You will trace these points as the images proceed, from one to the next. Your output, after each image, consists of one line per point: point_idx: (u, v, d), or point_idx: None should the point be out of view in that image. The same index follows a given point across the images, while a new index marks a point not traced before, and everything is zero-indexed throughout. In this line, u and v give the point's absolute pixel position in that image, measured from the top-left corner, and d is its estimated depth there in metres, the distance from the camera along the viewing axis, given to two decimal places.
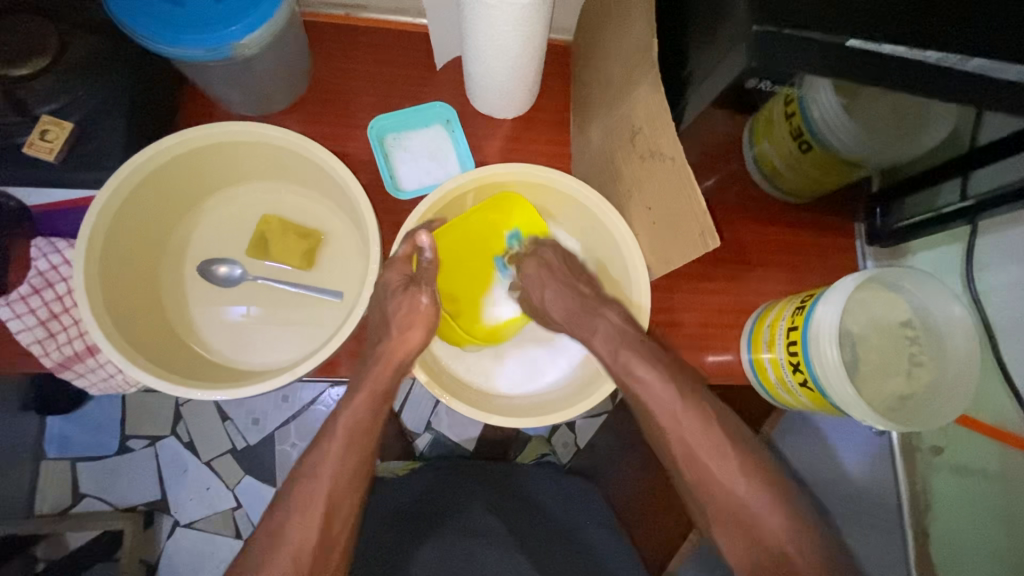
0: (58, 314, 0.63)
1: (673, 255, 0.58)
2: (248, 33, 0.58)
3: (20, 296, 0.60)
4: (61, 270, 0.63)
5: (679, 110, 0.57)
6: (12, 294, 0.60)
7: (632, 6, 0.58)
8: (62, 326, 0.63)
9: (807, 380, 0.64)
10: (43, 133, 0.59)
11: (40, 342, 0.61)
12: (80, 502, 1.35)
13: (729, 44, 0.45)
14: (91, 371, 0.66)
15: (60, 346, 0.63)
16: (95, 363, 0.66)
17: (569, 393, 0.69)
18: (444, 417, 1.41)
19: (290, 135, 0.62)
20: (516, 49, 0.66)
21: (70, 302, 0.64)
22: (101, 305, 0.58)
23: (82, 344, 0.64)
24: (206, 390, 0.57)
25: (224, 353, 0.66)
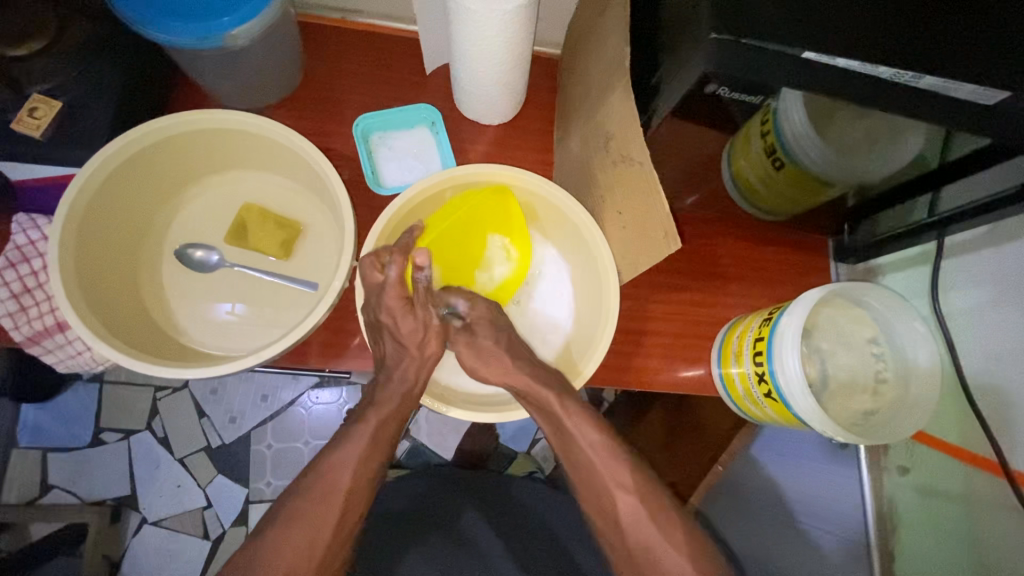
0: (31, 289, 0.64)
1: (640, 259, 0.59)
2: (241, 23, 0.60)
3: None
4: (39, 245, 0.64)
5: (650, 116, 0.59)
6: None
7: (611, 18, 0.61)
8: (34, 301, 0.64)
9: (771, 391, 0.64)
10: (31, 110, 0.59)
11: (11, 315, 0.62)
12: (47, 494, 1.33)
13: (694, 50, 0.47)
14: (60, 347, 0.67)
15: (30, 320, 0.63)
16: (65, 339, 0.66)
17: None
18: (424, 425, 1.41)
19: (274, 124, 0.63)
20: (501, 55, 0.68)
21: (44, 277, 0.64)
22: (74, 280, 0.58)
23: (51, 320, 0.64)
24: (169, 369, 0.57)
25: (195, 338, 0.66)
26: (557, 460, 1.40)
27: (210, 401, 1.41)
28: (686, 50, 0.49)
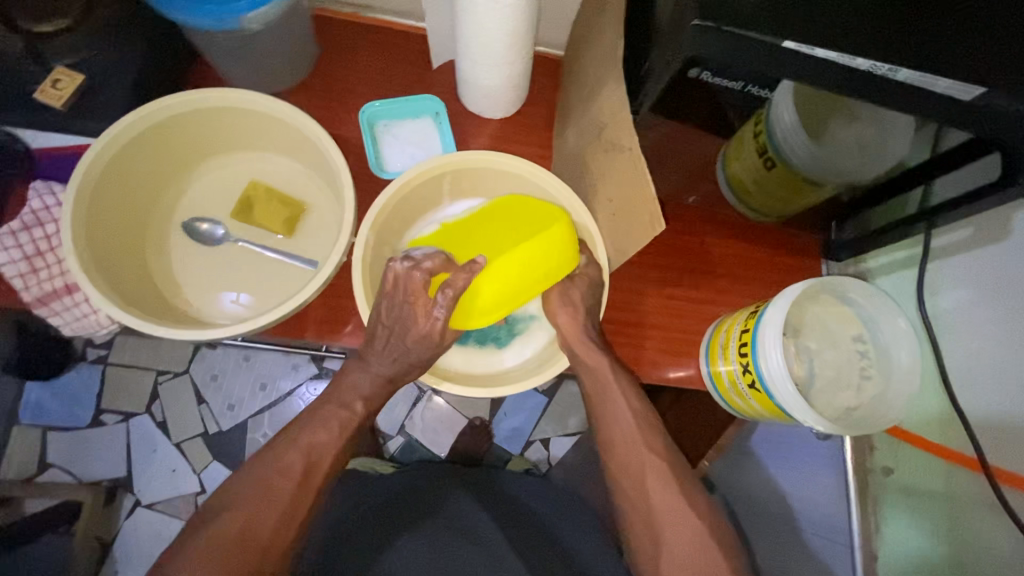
0: (43, 252, 0.70)
1: (628, 245, 0.61)
2: (252, 7, 0.63)
3: (11, 230, 0.68)
4: (51, 211, 0.70)
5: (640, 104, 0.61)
6: (5, 227, 0.68)
7: (608, 16, 0.63)
8: (44, 264, 0.71)
9: (754, 380, 0.65)
10: (56, 82, 0.64)
11: (20, 275, 0.69)
12: (45, 471, 1.35)
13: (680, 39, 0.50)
14: (66, 308, 0.76)
15: (39, 281, 0.70)
16: (69, 301, 0.75)
17: (528, 372, 0.72)
18: (419, 421, 1.42)
19: (282, 105, 0.66)
20: (503, 49, 0.71)
21: (54, 242, 0.71)
22: (85, 243, 0.61)
23: (59, 282, 0.72)
24: (168, 330, 0.59)
25: (195, 307, 0.69)
26: (549, 462, 1.41)
27: (209, 388, 1.43)
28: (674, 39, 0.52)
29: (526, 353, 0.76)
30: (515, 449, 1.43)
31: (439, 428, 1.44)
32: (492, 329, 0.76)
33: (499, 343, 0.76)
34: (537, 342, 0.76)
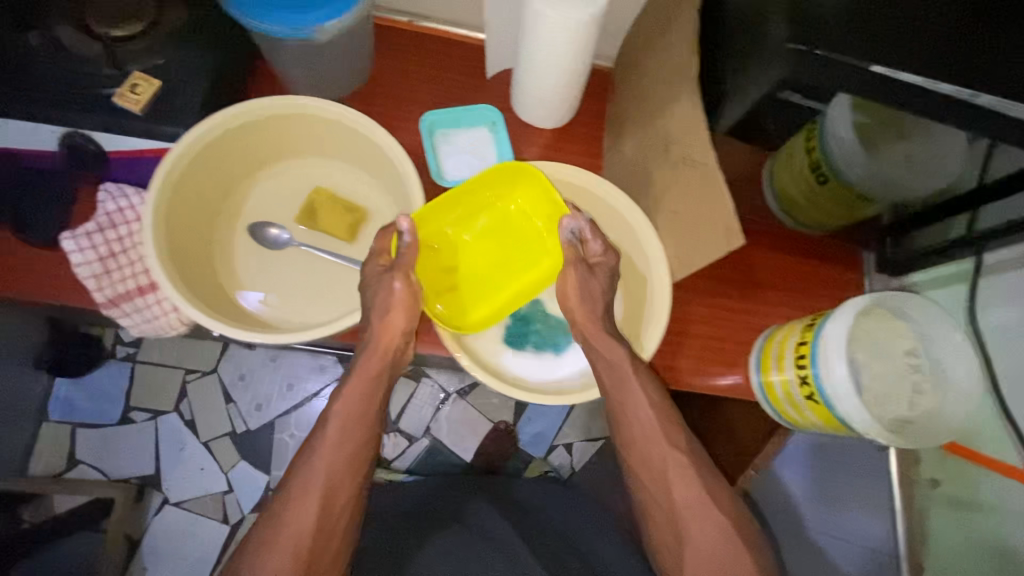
0: (116, 254, 0.66)
1: (695, 258, 0.62)
2: (329, 18, 0.64)
3: (86, 232, 0.65)
4: (123, 213, 0.68)
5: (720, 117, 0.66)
6: (80, 229, 0.65)
7: (677, 32, 0.65)
8: (118, 265, 0.66)
9: (813, 393, 0.67)
10: (132, 87, 0.64)
11: (95, 277, 0.65)
12: (74, 468, 1.36)
13: (770, 59, 0.54)
14: (138, 312, 0.67)
15: (113, 282, 0.66)
16: (144, 304, 0.67)
17: (589, 382, 0.71)
18: (444, 424, 1.43)
19: (354, 113, 0.67)
20: (566, 61, 0.72)
21: (129, 244, 0.67)
22: (163, 246, 0.62)
23: (135, 284, 0.67)
24: (248, 332, 0.60)
25: (261, 311, 0.70)
26: (573, 467, 1.42)
27: (237, 387, 1.44)
28: (765, 62, 0.54)
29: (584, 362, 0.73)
30: (539, 454, 1.43)
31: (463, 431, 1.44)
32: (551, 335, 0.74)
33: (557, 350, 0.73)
34: None
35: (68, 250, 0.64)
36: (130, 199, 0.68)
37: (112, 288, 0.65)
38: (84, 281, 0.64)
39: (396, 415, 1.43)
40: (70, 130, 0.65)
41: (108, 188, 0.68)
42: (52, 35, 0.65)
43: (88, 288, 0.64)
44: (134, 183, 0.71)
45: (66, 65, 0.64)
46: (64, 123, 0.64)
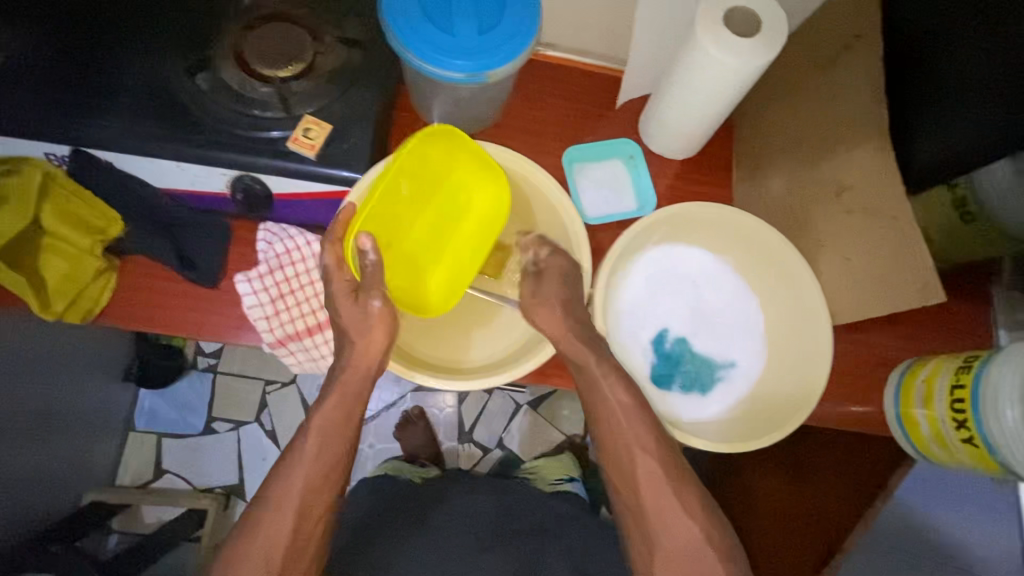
0: (285, 295, 0.68)
1: (871, 306, 0.63)
2: (503, 64, 0.63)
3: (259, 275, 0.68)
4: (288, 254, 0.69)
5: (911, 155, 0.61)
6: (253, 272, 0.67)
7: (847, 73, 0.63)
8: (287, 306, 0.68)
9: (973, 437, 0.66)
10: (306, 131, 0.64)
11: (266, 318, 0.67)
12: (161, 478, 1.37)
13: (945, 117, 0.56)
14: (305, 351, 0.69)
15: (283, 323, 0.68)
16: (312, 343, 0.69)
17: (748, 423, 0.71)
18: (517, 434, 1.34)
19: (518, 159, 0.72)
20: (721, 101, 0.70)
21: (296, 285, 0.69)
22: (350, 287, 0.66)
23: (307, 322, 0.69)
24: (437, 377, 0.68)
25: (425, 350, 0.73)
26: None
27: (315, 398, 1.43)
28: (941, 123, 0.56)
29: (732, 400, 0.73)
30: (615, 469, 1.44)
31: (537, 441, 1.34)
32: (698, 374, 0.74)
33: (704, 389, 0.74)
34: (743, 390, 0.73)
35: (244, 293, 0.67)
36: (294, 238, 0.69)
37: (283, 330, 0.68)
38: (257, 323, 0.67)
39: (467, 427, 1.35)
40: (240, 173, 0.65)
41: (270, 229, 0.69)
42: (220, 78, 0.65)
43: (261, 330, 0.67)
44: (294, 223, 0.72)
45: (235, 107, 0.64)
46: (234, 167, 0.64)
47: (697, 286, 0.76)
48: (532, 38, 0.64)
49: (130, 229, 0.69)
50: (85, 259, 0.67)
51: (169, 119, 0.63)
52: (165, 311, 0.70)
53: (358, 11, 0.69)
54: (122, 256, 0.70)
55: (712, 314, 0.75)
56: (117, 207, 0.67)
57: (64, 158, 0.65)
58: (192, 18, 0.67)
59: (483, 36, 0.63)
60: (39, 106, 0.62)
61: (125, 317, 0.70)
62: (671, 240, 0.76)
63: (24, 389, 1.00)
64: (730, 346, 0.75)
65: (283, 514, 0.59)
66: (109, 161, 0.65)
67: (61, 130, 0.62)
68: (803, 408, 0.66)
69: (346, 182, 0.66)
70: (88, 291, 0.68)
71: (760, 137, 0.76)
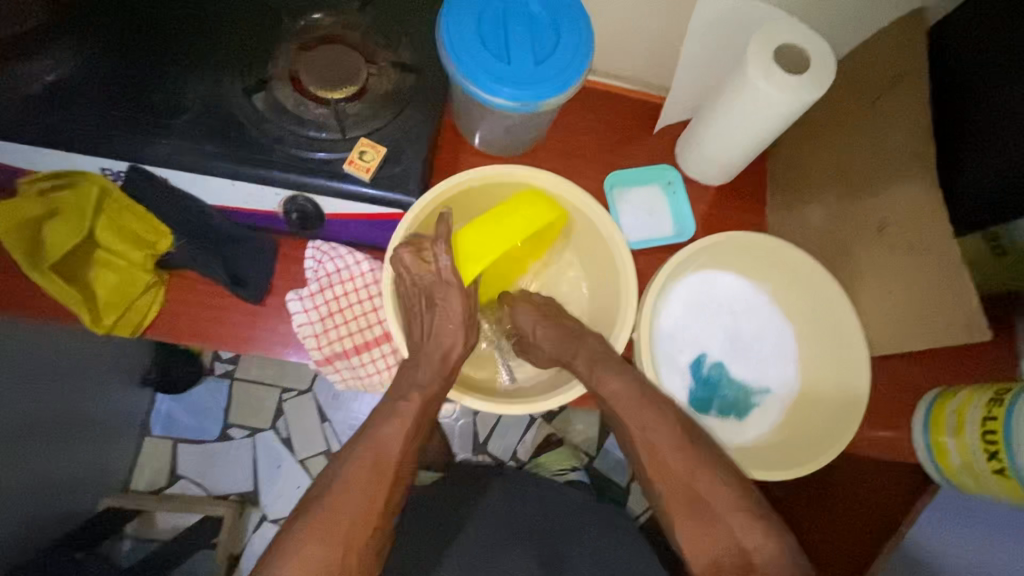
0: (333, 314, 0.72)
1: (914, 339, 0.64)
2: (556, 93, 0.64)
3: (309, 294, 0.71)
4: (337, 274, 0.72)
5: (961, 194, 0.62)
6: (304, 291, 0.71)
7: (888, 113, 0.65)
8: (334, 324, 0.72)
9: (1005, 468, 0.63)
10: (361, 153, 0.65)
11: (315, 335, 0.71)
12: (175, 483, 1.32)
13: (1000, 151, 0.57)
14: (348, 368, 0.74)
15: (330, 340, 0.72)
16: (355, 361, 0.74)
17: (786, 448, 0.72)
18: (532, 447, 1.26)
19: (563, 182, 0.73)
20: (765, 135, 0.70)
21: (343, 304, 0.72)
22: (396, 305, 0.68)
23: (350, 342, 0.73)
24: (479, 400, 0.67)
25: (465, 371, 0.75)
26: None
27: (332, 406, 1.40)
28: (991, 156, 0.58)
29: (769, 425, 0.75)
30: None
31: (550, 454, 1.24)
32: (735, 400, 0.75)
33: (741, 414, 0.75)
34: (777, 415, 0.75)
35: (294, 310, 0.70)
36: (342, 260, 0.73)
37: (330, 348, 0.72)
38: (306, 340, 0.71)
39: (482, 438, 1.27)
40: (294, 194, 0.66)
41: (318, 247, 0.72)
42: (275, 98, 0.66)
43: (309, 347, 0.71)
44: (343, 242, 0.74)
45: (291, 127, 0.65)
46: (289, 186, 0.65)
47: (734, 313, 0.77)
48: (585, 67, 0.66)
49: (180, 243, 0.70)
50: (137, 272, 0.68)
51: (227, 137, 0.64)
52: (215, 325, 0.71)
53: (410, 36, 0.71)
54: (171, 270, 0.72)
55: (749, 341, 0.77)
56: (168, 221, 0.68)
57: (119, 173, 0.66)
58: (251, 42, 0.68)
59: (538, 64, 0.65)
60: (102, 123, 0.63)
61: (173, 330, 0.71)
62: (707, 267, 0.77)
63: (50, 387, 0.99)
64: (764, 371, 0.76)
65: (332, 541, 0.54)
66: (164, 178, 0.66)
67: (121, 146, 0.63)
68: (843, 437, 0.67)
69: (399, 205, 0.67)
70: (137, 305, 0.69)
71: (798, 169, 0.77)
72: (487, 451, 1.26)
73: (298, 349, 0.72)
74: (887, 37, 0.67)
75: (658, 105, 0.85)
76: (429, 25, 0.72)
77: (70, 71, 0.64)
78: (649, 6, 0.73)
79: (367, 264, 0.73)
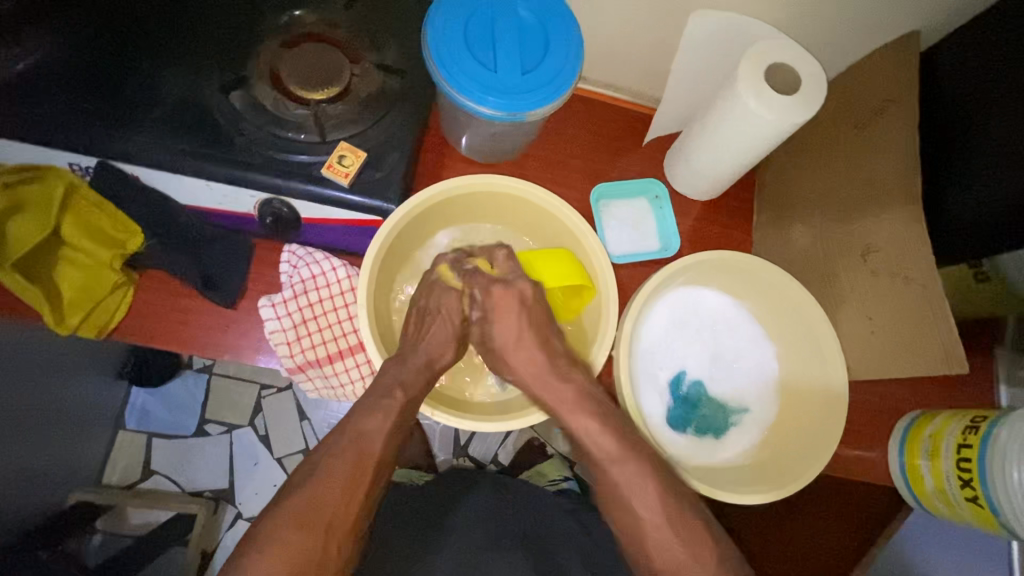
0: (306, 321, 0.70)
1: (893, 365, 0.64)
2: (543, 104, 0.63)
3: (283, 300, 0.69)
4: (312, 281, 0.71)
5: (940, 219, 0.62)
6: (277, 296, 0.69)
7: (874, 138, 0.64)
8: (307, 332, 0.71)
9: (979, 497, 0.63)
10: (340, 158, 0.63)
11: (288, 342, 0.70)
12: (148, 479, 1.29)
13: (993, 178, 0.56)
14: (320, 375, 0.73)
15: (302, 347, 0.71)
16: (326, 369, 0.73)
17: (762, 469, 0.72)
18: (513, 450, 1.25)
19: (546, 193, 0.71)
20: (753, 155, 0.69)
21: (317, 312, 0.71)
22: (370, 312, 0.67)
23: (323, 351, 0.72)
24: (452, 416, 0.66)
25: (440, 383, 0.74)
26: None
27: (312, 405, 1.36)
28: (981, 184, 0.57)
29: (745, 445, 0.74)
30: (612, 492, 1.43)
31: (532, 458, 1.24)
32: (712, 419, 0.74)
33: (718, 434, 0.74)
34: (754, 435, 0.75)
35: (266, 317, 0.69)
36: (319, 266, 0.71)
37: (302, 356, 0.71)
38: (278, 347, 0.69)
39: (462, 441, 1.25)
40: (269, 197, 0.64)
41: (293, 251, 0.71)
42: (253, 97, 0.64)
43: (280, 354, 0.70)
44: (320, 246, 0.73)
45: (269, 128, 0.63)
46: (265, 189, 0.63)
47: (716, 331, 0.77)
48: (575, 77, 0.64)
49: (150, 242, 0.67)
50: (104, 271, 0.66)
51: (203, 137, 0.62)
52: (185, 327, 0.70)
53: (397, 38, 0.69)
54: (141, 270, 0.70)
55: (730, 360, 0.76)
56: (139, 220, 0.66)
57: (88, 169, 0.64)
58: (231, 36, 0.66)
59: (526, 75, 0.63)
60: (72, 117, 0.60)
61: (141, 332, 0.69)
62: (688, 283, 0.77)
63: (19, 384, 0.95)
64: (743, 391, 0.76)
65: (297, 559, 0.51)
66: (136, 175, 0.64)
67: (90, 142, 0.60)
68: (817, 463, 0.67)
69: (377, 211, 0.65)
70: (103, 305, 0.67)
71: (785, 188, 0.77)
72: (468, 453, 1.24)
73: (269, 356, 0.71)
74: (880, 61, 0.66)
75: (649, 117, 0.84)
76: (416, 27, 0.70)
77: (39, 61, 0.61)
78: (642, 17, 0.71)
79: (343, 270, 0.72)
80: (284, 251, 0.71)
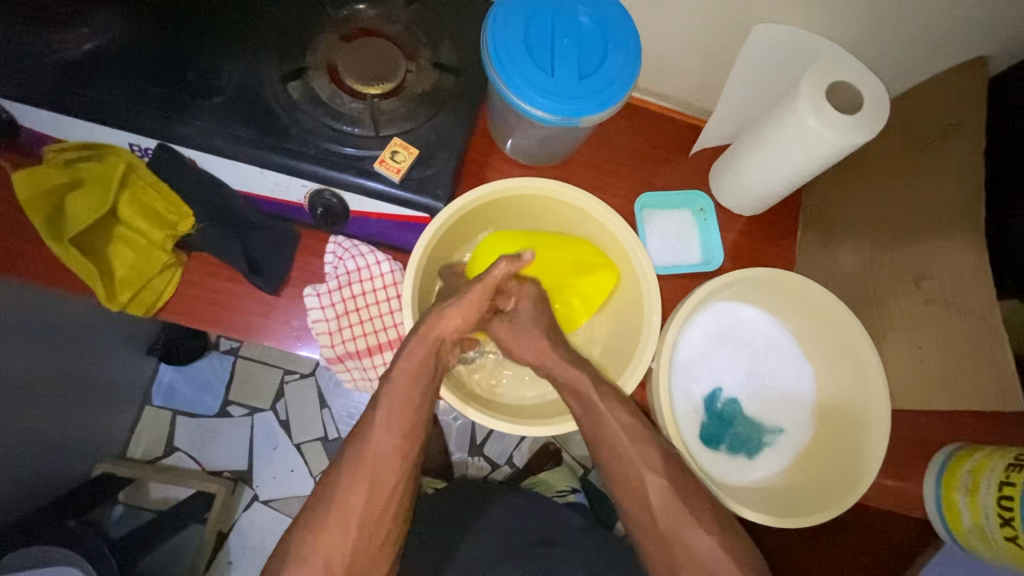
0: (347, 312, 0.72)
1: (941, 398, 0.62)
2: (596, 111, 0.63)
3: (328, 291, 0.71)
4: (356, 275, 0.72)
5: (1004, 250, 0.61)
6: (323, 286, 0.71)
7: (936, 163, 0.62)
8: (347, 322, 0.72)
9: (1018, 536, 0.61)
10: (393, 153, 0.64)
11: (329, 331, 0.71)
12: (171, 455, 1.31)
13: None
14: (357, 366, 0.74)
15: (343, 338, 0.72)
16: (364, 360, 0.74)
17: (793, 493, 0.71)
18: (528, 453, 1.25)
19: (594, 200, 0.71)
20: (807, 174, 0.68)
21: (359, 303, 0.72)
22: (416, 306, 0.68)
23: (364, 342, 0.73)
24: (485, 416, 0.66)
25: (473, 382, 0.74)
26: None
27: (333, 393, 1.37)
28: None
29: (777, 467, 0.73)
30: None
31: (547, 463, 1.23)
32: (747, 438, 0.73)
33: (752, 453, 0.73)
34: (789, 457, 0.74)
35: (311, 306, 0.70)
36: (363, 261, 0.72)
37: (342, 346, 0.72)
38: (319, 336, 0.71)
39: (479, 440, 1.25)
40: (321, 187, 0.65)
41: (339, 243, 0.72)
42: (311, 88, 0.65)
43: (322, 343, 0.71)
44: (365, 239, 0.74)
45: (325, 120, 0.64)
46: (316, 180, 0.64)
47: (754, 348, 0.76)
48: (631, 84, 0.64)
49: (201, 225, 0.69)
50: (155, 253, 0.67)
51: (261, 125, 0.63)
52: (228, 310, 0.71)
53: (452, 35, 0.69)
54: (189, 252, 0.71)
55: (768, 380, 0.76)
56: (190, 202, 0.67)
57: (147, 150, 0.65)
58: (293, 27, 0.67)
59: (580, 80, 0.63)
60: (134, 98, 0.62)
61: (186, 312, 0.71)
62: (731, 298, 0.76)
63: (55, 357, 0.98)
64: (777, 411, 0.75)
65: None
66: (192, 159, 0.65)
67: (150, 124, 0.62)
68: (853, 491, 0.65)
69: (426, 209, 0.65)
70: (153, 284, 0.68)
71: (834, 209, 0.75)
72: (483, 453, 1.24)
73: (309, 344, 0.72)
74: (943, 84, 0.65)
75: (697, 129, 0.83)
76: (471, 25, 0.70)
77: (105, 41, 0.63)
78: (700, 24, 0.71)
79: (387, 265, 0.73)
80: (330, 243, 0.72)
